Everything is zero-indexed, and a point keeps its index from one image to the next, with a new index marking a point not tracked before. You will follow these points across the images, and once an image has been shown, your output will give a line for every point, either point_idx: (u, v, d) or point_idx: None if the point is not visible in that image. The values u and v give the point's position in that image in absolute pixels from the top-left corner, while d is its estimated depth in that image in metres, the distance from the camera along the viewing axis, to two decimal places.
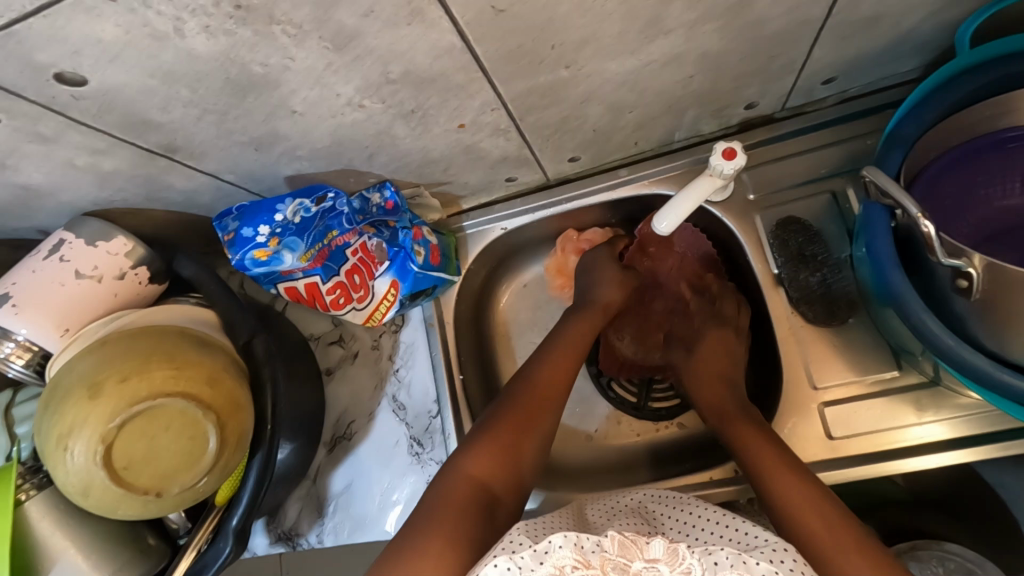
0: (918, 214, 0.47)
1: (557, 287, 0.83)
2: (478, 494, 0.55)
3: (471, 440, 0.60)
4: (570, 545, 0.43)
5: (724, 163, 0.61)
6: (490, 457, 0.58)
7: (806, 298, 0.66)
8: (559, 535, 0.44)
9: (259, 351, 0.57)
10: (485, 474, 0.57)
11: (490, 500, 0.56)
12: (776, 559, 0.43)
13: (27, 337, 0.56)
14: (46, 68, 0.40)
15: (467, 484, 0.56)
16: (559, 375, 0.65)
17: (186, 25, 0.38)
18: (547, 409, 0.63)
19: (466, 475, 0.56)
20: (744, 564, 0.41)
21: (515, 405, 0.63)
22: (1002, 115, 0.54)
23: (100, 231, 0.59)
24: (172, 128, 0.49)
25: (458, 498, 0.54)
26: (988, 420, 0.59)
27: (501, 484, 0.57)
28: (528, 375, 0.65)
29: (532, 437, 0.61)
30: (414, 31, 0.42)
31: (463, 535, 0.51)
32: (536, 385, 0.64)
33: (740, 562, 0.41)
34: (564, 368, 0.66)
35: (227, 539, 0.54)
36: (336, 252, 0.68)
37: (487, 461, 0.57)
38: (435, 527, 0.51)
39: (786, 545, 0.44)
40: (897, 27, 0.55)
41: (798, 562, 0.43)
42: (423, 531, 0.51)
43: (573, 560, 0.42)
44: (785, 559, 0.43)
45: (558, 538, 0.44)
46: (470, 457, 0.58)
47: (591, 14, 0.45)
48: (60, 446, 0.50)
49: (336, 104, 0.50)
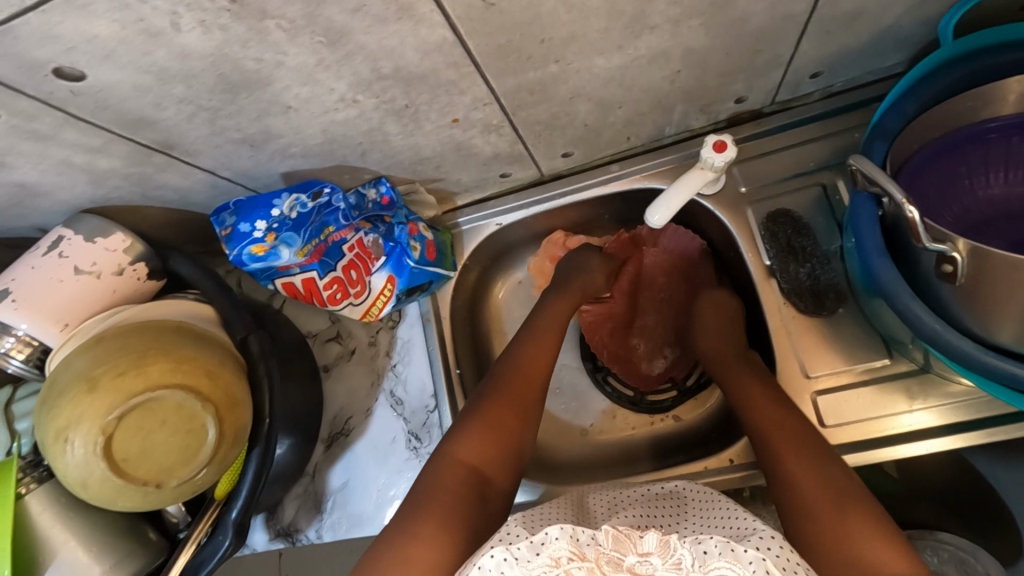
0: (902, 198, 0.48)
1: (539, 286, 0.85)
2: (469, 481, 0.56)
3: (460, 424, 0.60)
4: (566, 537, 0.44)
5: (715, 156, 0.63)
6: (480, 443, 0.58)
7: (796, 290, 0.67)
8: (556, 528, 0.45)
9: (254, 348, 0.58)
10: (475, 463, 0.57)
11: (482, 487, 0.56)
12: (763, 546, 0.43)
13: (27, 332, 0.56)
14: (43, 64, 0.41)
15: (457, 467, 0.56)
16: (541, 362, 0.65)
17: (181, 20, 0.39)
18: (532, 397, 0.63)
19: (457, 460, 0.57)
20: (733, 551, 0.42)
21: (501, 391, 0.62)
22: (982, 107, 0.55)
23: (98, 227, 0.60)
24: (167, 125, 0.50)
25: (451, 482, 0.55)
26: (977, 407, 0.60)
27: (493, 470, 0.58)
28: (511, 363, 0.65)
29: (525, 425, 0.62)
30: (403, 26, 0.43)
31: (457, 522, 0.52)
32: (519, 372, 0.64)
33: (729, 550, 0.42)
34: (545, 358, 0.66)
35: (226, 532, 0.55)
36: (332, 248, 0.68)
37: (479, 449, 0.58)
38: (428, 514, 0.52)
39: (774, 532, 0.45)
40: (880, 22, 0.56)
41: (785, 549, 0.43)
42: (415, 516, 0.52)
43: (569, 552, 0.43)
44: (772, 545, 0.43)
45: (554, 530, 0.45)
46: (461, 442, 0.58)
47: (577, 10, 0.46)
48: (59, 439, 0.51)
49: (329, 100, 0.51)
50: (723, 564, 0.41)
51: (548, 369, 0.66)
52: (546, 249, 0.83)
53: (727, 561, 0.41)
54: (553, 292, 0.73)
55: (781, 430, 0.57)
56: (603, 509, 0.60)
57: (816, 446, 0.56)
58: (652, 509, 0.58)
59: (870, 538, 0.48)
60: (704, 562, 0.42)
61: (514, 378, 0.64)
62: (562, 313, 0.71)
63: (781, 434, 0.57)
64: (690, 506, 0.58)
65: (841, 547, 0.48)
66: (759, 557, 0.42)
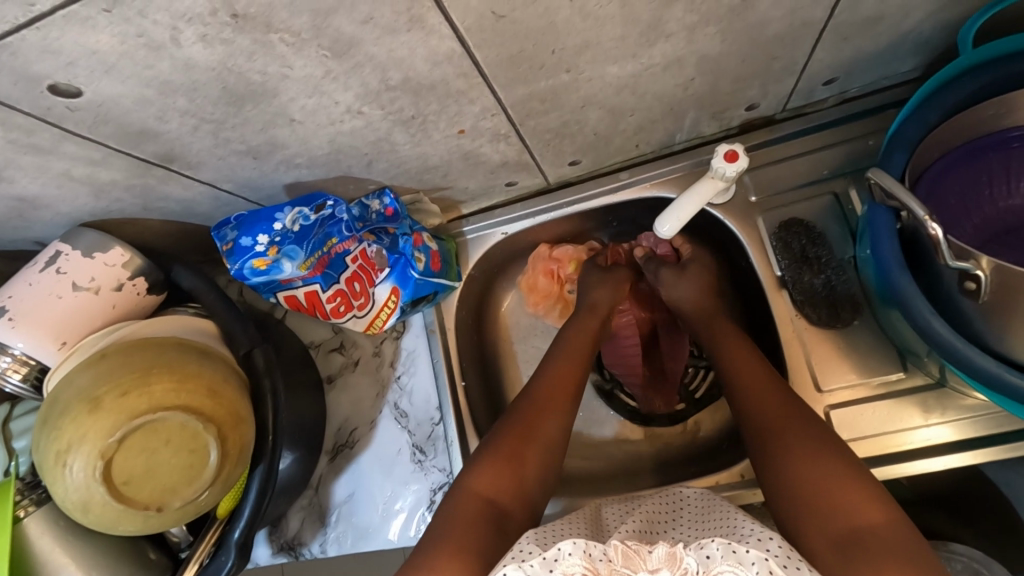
0: (925, 216, 0.47)
1: (531, 304, 0.84)
2: (482, 511, 0.53)
3: (473, 460, 0.59)
4: (580, 552, 0.42)
5: (727, 166, 0.60)
6: (492, 475, 0.56)
7: (810, 301, 0.66)
8: (569, 542, 0.42)
9: (259, 362, 0.57)
10: (488, 492, 0.55)
11: (500, 519, 0.53)
12: (763, 547, 0.41)
13: (24, 351, 0.55)
14: (40, 79, 0.40)
15: (470, 502, 0.54)
16: (561, 383, 0.65)
17: (183, 34, 0.37)
18: (541, 428, 0.61)
19: (472, 495, 0.55)
20: (735, 553, 0.40)
21: (512, 415, 0.62)
22: (1004, 115, 0.54)
23: (96, 242, 0.58)
24: (168, 138, 0.49)
25: (465, 514, 0.52)
26: (996, 421, 0.59)
27: (508, 505, 0.55)
28: (527, 390, 0.65)
29: (543, 446, 0.60)
30: (413, 37, 0.42)
31: (470, 548, 0.49)
32: (534, 391, 0.64)
33: (731, 552, 0.40)
34: (563, 384, 0.64)
35: (229, 552, 0.53)
36: (335, 260, 0.67)
37: (490, 480, 0.56)
38: (442, 546, 0.49)
39: (771, 532, 0.43)
40: (897, 28, 0.55)
41: (784, 548, 0.41)
42: (432, 553, 0.49)
43: (583, 567, 0.41)
44: (770, 546, 0.41)
45: (568, 544, 0.42)
46: (472, 477, 0.56)
47: (592, 19, 0.44)
48: (58, 463, 0.49)
49: (334, 112, 0.49)
50: (726, 568, 0.40)
51: (574, 388, 0.65)
52: (533, 264, 0.82)
53: (730, 564, 0.40)
54: (572, 323, 0.72)
55: (760, 397, 0.58)
56: (616, 515, 0.58)
57: (803, 413, 0.55)
58: (663, 517, 0.56)
59: (846, 492, 0.47)
60: (707, 567, 0.40)
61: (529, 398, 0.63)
62: (581, 337, 0.70)
63: (763, 401, 0.57)
64: (703, 516, 0.54)
65: (816, 503, 0.48)
66: (760, 558, 0.40)
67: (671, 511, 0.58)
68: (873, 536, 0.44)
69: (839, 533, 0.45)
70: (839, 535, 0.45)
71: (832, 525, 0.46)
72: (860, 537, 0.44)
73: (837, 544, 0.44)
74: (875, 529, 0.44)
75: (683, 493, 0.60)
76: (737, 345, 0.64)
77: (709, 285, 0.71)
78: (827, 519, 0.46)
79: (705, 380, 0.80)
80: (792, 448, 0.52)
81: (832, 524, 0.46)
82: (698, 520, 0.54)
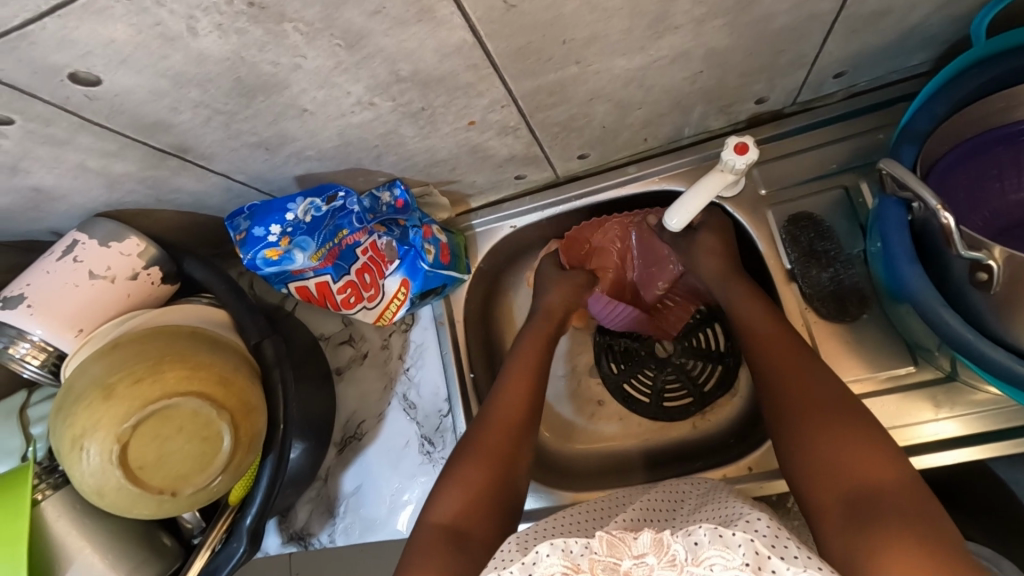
0: (937, 205, 0.47)
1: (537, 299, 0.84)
2: (449, 538, 0.52)
3: (439, 487, 0.58)
4: (558, 553, 0.42)
5: (737, 159, 0.59)
6: (455, 501, 0.56)
7: (819, 295, 0.66)
8: (547, 545, 0.43)
9: (269, 353, 0.57)
10: (452, 519, 0.54)
11: (462, 541, 0.52)
12: (752, 529, 0.41)
13: (42, 338, 0.56)
14: (60, 69, 0.40)
15: (432, 532, 0.53)
16: (531, 371, 0.67)
17: (198, 24, 0.38)
18: (518, 432, 0.62)
19: (433, 525, 0.54)
20: (722, 537, 0.40)
21: (497, 413, 0.63)
22: (1016, 107, 0.54)
23: (112, 231, 0.59)
24: (182, 129, 0.50)
25: (428, 543, 0.52)
26: (1005, 416, 0.58)
27: (479, 531, 0.54)
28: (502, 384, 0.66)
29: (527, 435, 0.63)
30: (422, 28, 0.42)
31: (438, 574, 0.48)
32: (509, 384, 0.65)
33: (718, 536, 0.40)
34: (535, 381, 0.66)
35: (241, 539, 0.54)
36: (347, 251, 0.68)
37: (453, 508, 0.55)
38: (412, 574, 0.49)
39: (761, 516, 0.43)
40: (907, 21, 0.55)
41: (772, 529, 0.41)
42: None
43: (562, 566, 0.41)
44: (760, 528, 0.41)
45: (546, 548, 0.42)
46: (435, 509, 0.55)
47: (600, 10, 0.45)
48: (75, 447, 0.50)
49: (345, 103, 0.50)
50: (714, 552, 0.39)
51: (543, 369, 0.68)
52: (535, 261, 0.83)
53: (718, 549, 0.39)
54: (533, 335, 0.72)
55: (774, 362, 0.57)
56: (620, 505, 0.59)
57: (818, 374, 0.54)
58: (668, 508, 0.56)
59: (859, 453, 0.47)
60: (696, 554, 0.39)
61: (510, 395, 0.65)
62: (536, 343, 0.70)
63: (779, 365, 0.57)
64: (702, 504, 0.55)
65: (831, 464, 0.47)
66: (747, 539, 0.39)
67: (674, 500, 0.58)
68: (883, 493, 0.44)
69: (852, 498, 0.45)
70: (848, 499, 0.45)
71: (846, 491, 0.45)
72: (868, 496, 0.44)
73: (848, 508, 0.45)
74: (889, 489, 0.44)
75: (688, 487, 0.61)
76: (754, 307, 0.63)
77: (725, 255, 0.69)
78: (844, 476, 0.46)
79: (716, 373, 0.79)
80: (805, 415, 0.52)
81: (844, 489, 0.46)
82: (698, 508, 0.54)
